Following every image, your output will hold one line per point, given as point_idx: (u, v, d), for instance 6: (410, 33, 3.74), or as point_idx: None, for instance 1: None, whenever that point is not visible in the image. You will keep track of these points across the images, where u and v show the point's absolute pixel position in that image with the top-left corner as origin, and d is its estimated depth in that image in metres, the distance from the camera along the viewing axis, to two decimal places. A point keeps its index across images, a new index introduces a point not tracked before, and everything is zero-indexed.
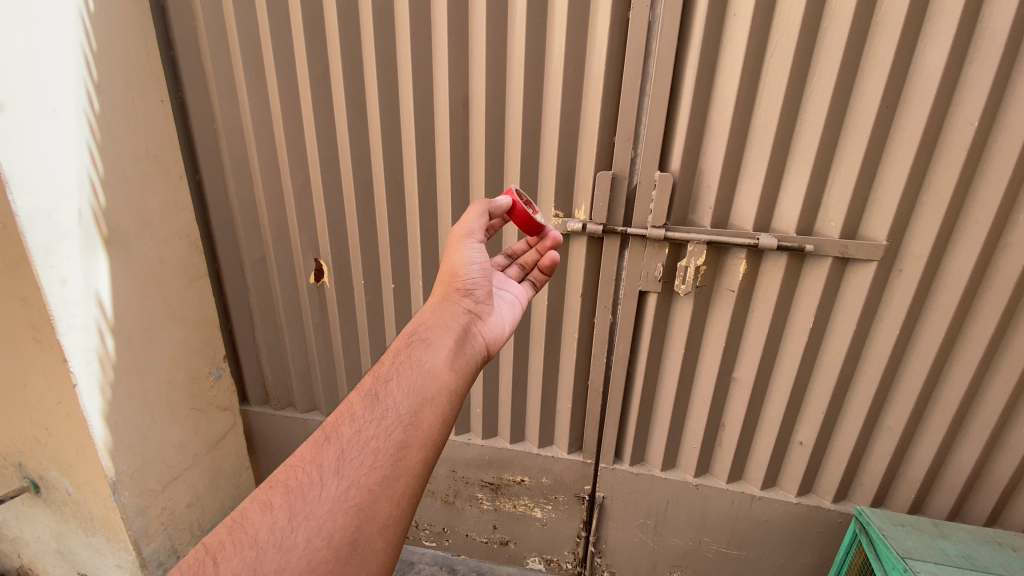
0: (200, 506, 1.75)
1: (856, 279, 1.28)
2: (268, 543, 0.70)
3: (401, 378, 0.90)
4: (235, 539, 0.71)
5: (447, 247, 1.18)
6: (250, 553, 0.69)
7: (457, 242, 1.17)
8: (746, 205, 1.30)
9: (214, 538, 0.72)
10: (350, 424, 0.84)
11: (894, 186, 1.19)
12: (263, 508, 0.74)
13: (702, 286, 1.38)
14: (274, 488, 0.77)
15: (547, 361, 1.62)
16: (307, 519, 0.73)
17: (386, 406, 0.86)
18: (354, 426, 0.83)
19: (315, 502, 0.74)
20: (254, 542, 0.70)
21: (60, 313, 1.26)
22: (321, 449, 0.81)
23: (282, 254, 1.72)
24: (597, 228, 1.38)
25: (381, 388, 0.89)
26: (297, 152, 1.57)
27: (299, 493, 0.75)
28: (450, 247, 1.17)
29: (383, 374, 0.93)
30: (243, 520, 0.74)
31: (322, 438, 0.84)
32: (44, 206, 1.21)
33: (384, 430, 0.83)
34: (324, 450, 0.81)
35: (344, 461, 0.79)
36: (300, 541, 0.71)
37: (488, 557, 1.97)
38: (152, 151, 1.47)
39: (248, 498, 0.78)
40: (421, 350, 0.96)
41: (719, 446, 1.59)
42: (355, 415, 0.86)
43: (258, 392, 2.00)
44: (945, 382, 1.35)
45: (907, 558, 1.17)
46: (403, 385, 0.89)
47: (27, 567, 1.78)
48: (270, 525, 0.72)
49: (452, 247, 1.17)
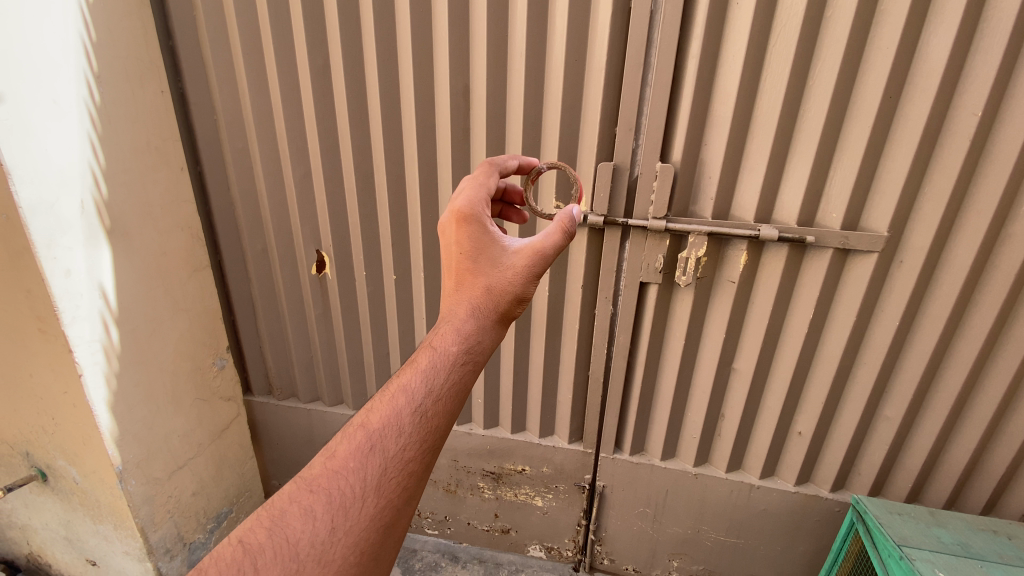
0: (205, 495, 1.78)
1: (856, 270, 1.29)
2: (307, 556, 0.71)
3: (447, 398, 0.85)
4: (277, 545, 0.72)
5: (523, 260, 0.98)
6: (289, 563, 0.70)
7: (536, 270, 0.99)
8: (747, 196, 1.30)
9: (253, 538, 0.73)
10: (397, 438, 0.80)
11: (895, 177, 1.19)
12: (303, 514, 0.74)
13: (702, 277, 1.39)
14: (315, 492, 0.76)
15: (548, 352, 1.63)
16: (346, 536, 0.73)
17: (431, 424, 0.82)
18: (399, 443, 0.80)
19: (354, 519, 0.74)
20: (294, 553, 0.71)
21: (64, 303, 1.27)
22: (363, 459, 0.78)
23: (283, 246, 1.72)
24: (599, 219, 1.38)
25: (429, 402, 0.84)
26: (297, 144, 1.57)
27: (340, 505, 0.75)
28: (527, 264, 0.97)
29: (432, 384, 0.85)
30: (284, 522, 0.74)
31: (366, 444, 0.80)
32: (46, 197, 1.21)
33: (426, 450, 0.81)
34: (368, 460, 0.78)
35: (385, 477, 0.77)
36: (337, 557, 0.72)
37: (489, 545, 2.00)
38: (152, 142, 1.47)
39: (287, 495, 0.77)
40: (467, 368, 0.89)
41: (719, 436, 1.60)
42: (401, 426, 0.81)
43: (261, 383, 2.01)
44: (944, 373, 1.36)
45: (902, 545, 1.18)
46: (446, 405, 0.85)
47: (36, 554, 1.76)
48: (310, 536, 0.72)
49: (534, 270, 0.97)
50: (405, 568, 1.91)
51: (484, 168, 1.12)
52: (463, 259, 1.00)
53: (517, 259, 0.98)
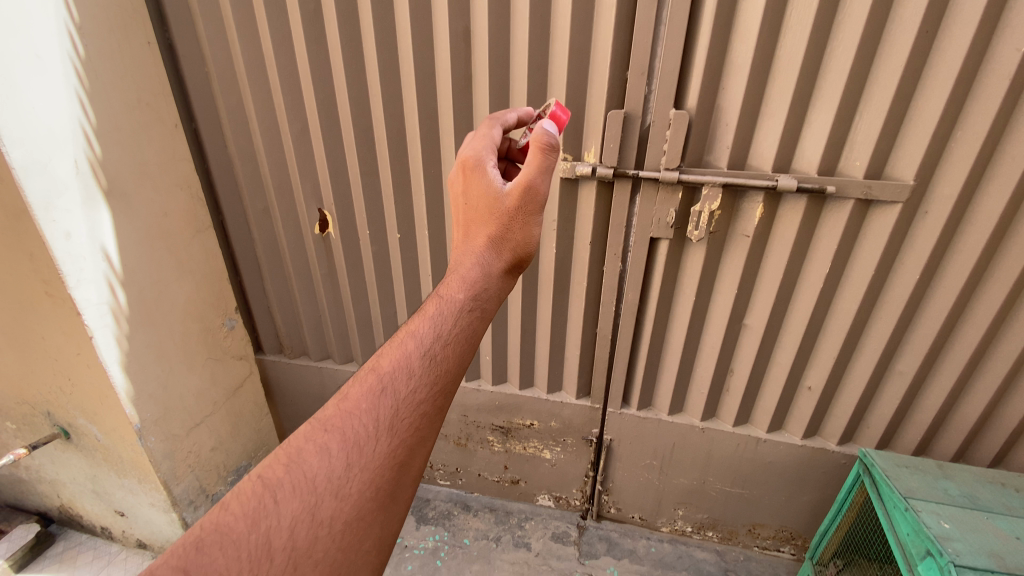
0: (224, 450, 1.84)
1: (877, 222, 1.23)
2: (324, 490, 0.71)
3: (452, 343, 0.84)
4: (295, 479, 0.72)
5: (517, 196, 0.93)
6: (307, 497, 0.71)
7: (530, 206, 0.93)
8: (766, 145, 1.23)
9: (271, 472, 0.73)
10: (407, 380, 0.79)
11: (926, 121, 1.11)
12: (319, 451, 0.75)
13: (715, 232, 1.34)
14: (329, 432, 0.76)
15: (555, 310, 1.61)
16: (362, 472, 0.73)
17: (441, 366, 0.82)
18: (409, 384, 0.79)
19: (367, 456, 0.73)
20: (312, 487, 0.71)
21: (67, 267, 1.27)
22: (375, 400, 0.78)
23: (285, 205, 1.69)
24: (608, 172, 1.32)
25: (438, 346, 0.83)
26: (293, 97, 1.50)
27: (354, 442, 0.75)
28: (521, 202, 0.93)
29: (439, 329, 0.84)
30: (299, 459, 0.74)
31: (377, 387, 0.79)
32: (39, 158, 1.18)
33: (436, 392, 0.80)
34: (380, 401, 0.77)
35: (398, 418, 0.76)
36: (353, 491, 0.71)
37: (499, 494, 2.06)
38: (144, 98, 1.41)
39: (303, 434, 0.78)
40: (470, 314, 0.87)
41: (727, 391, 1.60)
42: (411, 367, 0.81)
43: (272, 342, 2.03)
44: (962, 327, 1.32)
45: (909, 498, 1.19)
46: (453, 349, 0.84)
47: (67, 507, 1.85)
48: (327, 471, 0.72)
49: (528, 208, 0.93)
50: (418, 517, 1.98)
51: (488, 121, 1.10)
52: (467, 210, 0.98)
53: (511, 197, 0.93)
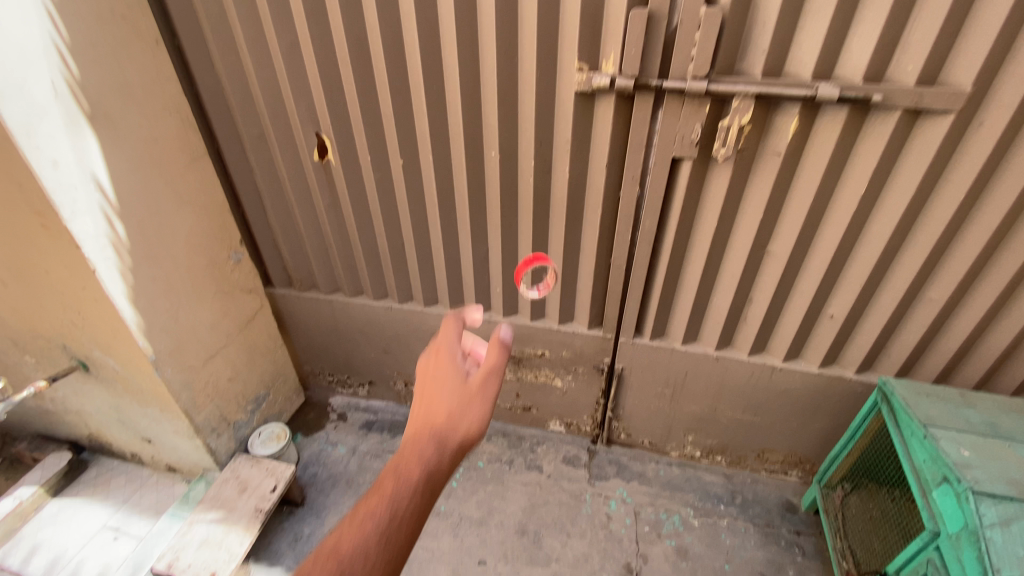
0: (241, 380, 1.87)
1: (925, 135, 1.11)
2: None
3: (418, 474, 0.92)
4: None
5: (473, 386, 1.03)
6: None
7: (477, 394, 1.03)
8: (807, 48, 1.09)
9: None
10: (390, 514, 0.88)
11: (1000, 13, 0.96)
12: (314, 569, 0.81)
13: (743, 150, 1.23)
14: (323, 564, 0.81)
15: (568, 238, 1.54)
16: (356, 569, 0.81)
17: (416, 485, 0.91)
18: (388, 509, 0.88)
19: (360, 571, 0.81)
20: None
21: (59, 197, 1.22)
22: (359, 528, 0.85)
23: (281, 130, 1.59)
24: (629, 83, 1.20)
25: (410, 480, 0.91)
26: (277, 5, 1.35)
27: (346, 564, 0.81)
28: (475, 390, 1.03)
29: (410, 469, 0.93)
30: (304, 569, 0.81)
31: (361, 517, 0.87)
32: (11, 78, 1.09)
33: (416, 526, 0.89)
34: (366, 535, 0.85)
35: (385, 543, 0.85)
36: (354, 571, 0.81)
37: (512, 421, 2.10)
38: (117, 9, 1.28)
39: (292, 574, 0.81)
40: (433, 462, 0.94)
41: (744, 320, 1.56)
42: (396, 491, 0.90)
43: (281, 275, 2.00)
44: (1004, 252, 1.24)
45: (929, 425, 1.16)
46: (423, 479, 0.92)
47: (96, 435, 1.93)
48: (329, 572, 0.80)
49: (484, 396, 1.03)
50: None
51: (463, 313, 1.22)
52: (427, 381, 1.07)
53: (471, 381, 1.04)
